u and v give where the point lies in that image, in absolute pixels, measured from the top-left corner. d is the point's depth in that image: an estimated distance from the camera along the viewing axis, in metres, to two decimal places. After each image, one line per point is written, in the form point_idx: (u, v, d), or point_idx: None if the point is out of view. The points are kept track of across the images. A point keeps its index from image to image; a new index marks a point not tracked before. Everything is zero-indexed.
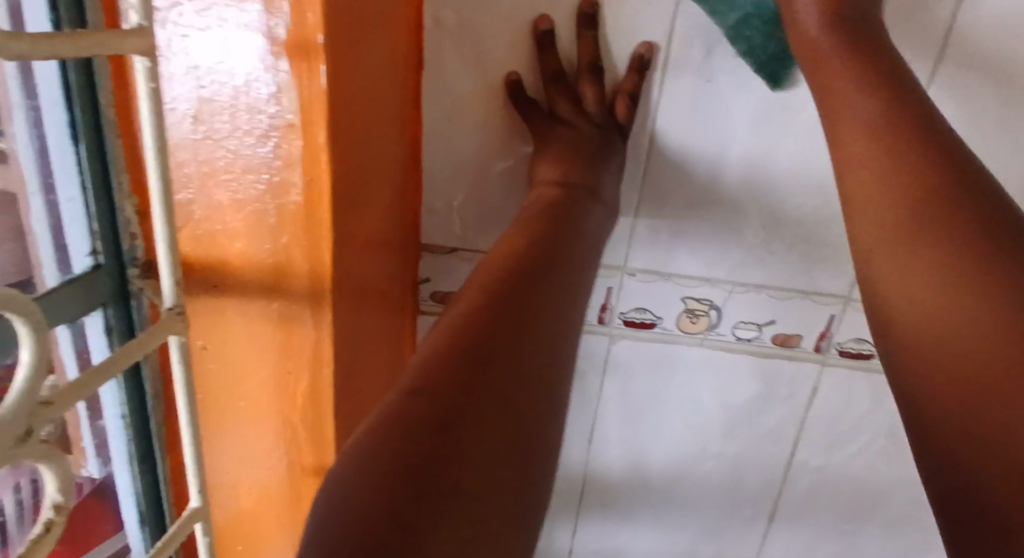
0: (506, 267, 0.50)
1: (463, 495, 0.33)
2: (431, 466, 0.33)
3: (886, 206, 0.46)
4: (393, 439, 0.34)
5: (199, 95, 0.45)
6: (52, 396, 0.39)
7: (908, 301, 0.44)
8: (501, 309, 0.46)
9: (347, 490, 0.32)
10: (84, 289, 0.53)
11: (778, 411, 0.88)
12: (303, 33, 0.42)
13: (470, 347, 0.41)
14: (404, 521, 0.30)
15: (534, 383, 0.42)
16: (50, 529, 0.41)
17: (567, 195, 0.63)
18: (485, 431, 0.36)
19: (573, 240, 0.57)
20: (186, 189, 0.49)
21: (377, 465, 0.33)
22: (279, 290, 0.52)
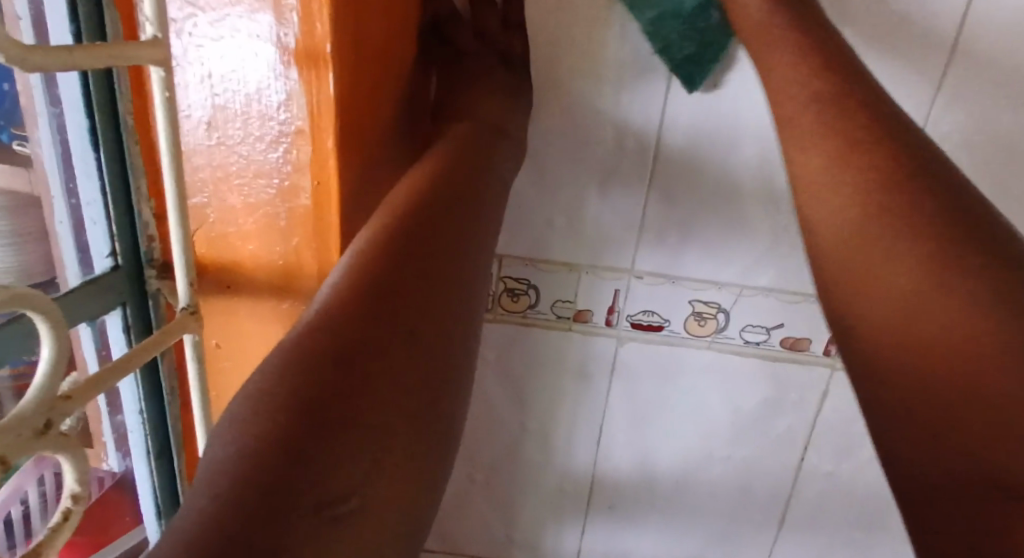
0: (416, 205, 0.49)
1: (351, 460, 0.36)
2: (319, 436, 0.35)
3: (855, 205, 0.50)
4: (279, 408, 0.36)
5: (213, 103, 0.47)
6: (71, 391, 0.40)
7: (879, 287, 0.48)
8: (398, 260, 0.45)
9: (237, 453, 0.34)
10: (104, 287, 0.55)
11: (787, 415, 0.88)
12: (312, 43, 0.44)
13: (365, 307, 0.42)
14: (280, 497, 0.33)
15: (433, 345, 0.43)
16: (69, 518, 0.42)
17: (475, 136, 0.61)
18: (374, 395, 0.38)
19: (484, 181, 0.56)
20: (201, 193, 0.50)
21: (258, 448, 0.34)
22: (290, 290, 0.53)
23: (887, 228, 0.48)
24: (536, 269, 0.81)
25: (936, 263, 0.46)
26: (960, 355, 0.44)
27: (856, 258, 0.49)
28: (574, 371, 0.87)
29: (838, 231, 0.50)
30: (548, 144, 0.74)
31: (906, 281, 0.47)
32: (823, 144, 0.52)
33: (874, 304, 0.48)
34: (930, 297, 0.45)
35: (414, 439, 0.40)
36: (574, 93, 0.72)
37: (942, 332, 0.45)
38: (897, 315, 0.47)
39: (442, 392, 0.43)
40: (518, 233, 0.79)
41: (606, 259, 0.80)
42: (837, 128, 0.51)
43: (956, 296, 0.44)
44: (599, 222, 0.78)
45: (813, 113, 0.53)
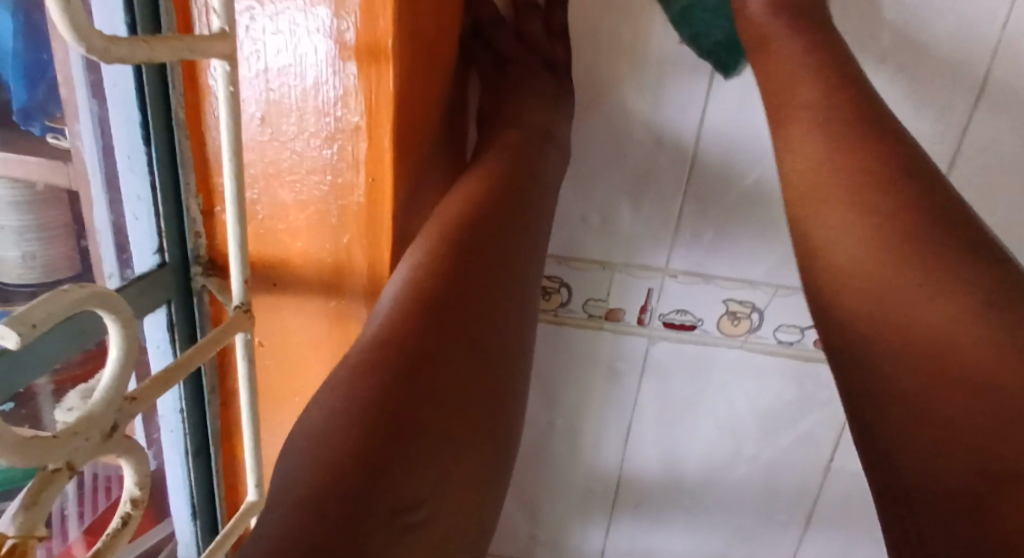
0: (475, 205, 0.48)
1: (426, 468, 0.35)
2: (396, 443, 0.34)
3: (858, 218, 0.47)
4: (354, 416, 0.35)
5: (268, 97, 0.46)
6: (136, 392, 0.42)
7: (868, 297, 0.46)
8: (462, 265, 0.44)
9: (313, 462, 0.33)
10: (150, 285, 0.54)
11: (817, 414, 0.87)
12: (374, 37, 0.43)
13: (432, 316, 0.40)
14: (359, 506, 0.32)
15: (497, 350, 0.42)
16: (127, 523, 0.43)
17: (523, 141, 0.60)
18: (445, 401, 0.37)
19: (536, 188, 0.55)
20: (251, 189, 0.50)
21: (335, 461, 0.33)
22: (338, 288, 0.52)
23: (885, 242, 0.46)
24: (568, 267, 0.80)
25: (944, 283, 0.43)
26: (923, 352, 0.42)
27: (852, 265, 0.47)
28: (605, 370, 0.87)
29: (831, 236, 0.48)
30: (587, 139, 0.73)
31: (895, 297, 0.44)
32: (817, 154, 0.50)
33: (863, 314, 0.46)
34: (927, 301, 0.43)
35: (485, 454, 0.39)
36: (614, 88, 0.70)
37: (935, 344, 0.42)
38: (889, 317, 0.44)
39: (506, 407, 0.41)
40: (552, 231, 0.78)
41: (640, 257, 0.79)
42: (840, 134, 0.50)
43: (951, 313, 0.42)
44: (635, 221, 0.77)
45: (815, 129, 0.51)
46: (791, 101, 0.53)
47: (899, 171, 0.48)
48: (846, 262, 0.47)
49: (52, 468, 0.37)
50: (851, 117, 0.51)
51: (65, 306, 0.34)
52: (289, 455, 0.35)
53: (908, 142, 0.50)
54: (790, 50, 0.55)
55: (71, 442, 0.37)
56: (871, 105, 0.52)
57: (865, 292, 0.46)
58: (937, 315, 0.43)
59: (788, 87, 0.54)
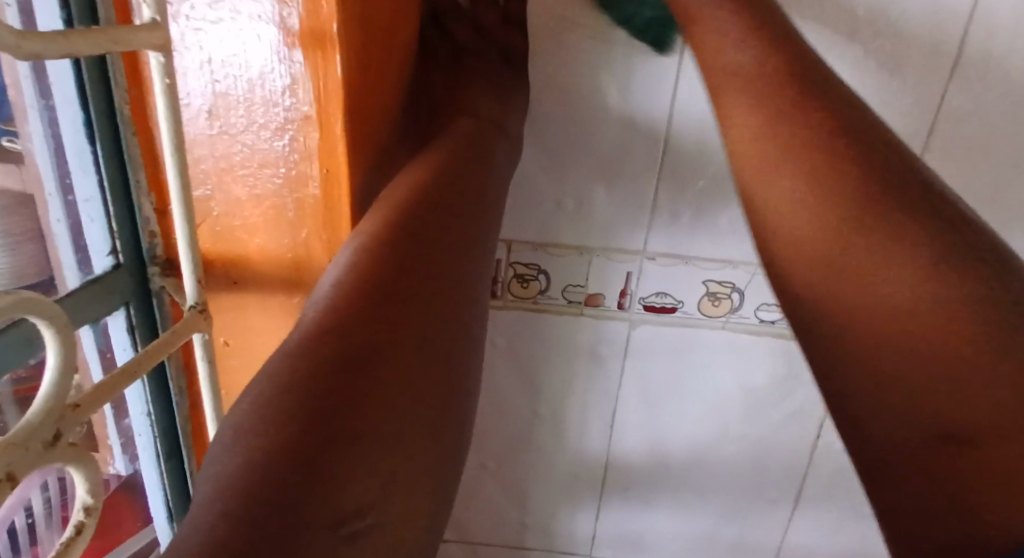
0: (421, 198, 0.47)
1: (367, 471, 0.33)
2: (334, 446, 0.33)
3: (797, 191, 0.47)
4: (289, 418, 0.33)
5: (214, 90, 0.45)
6: (79, 399, 0.40)
7: (829, 280, 0.46)
8: (401, 258, 0.42)
9: (245, 469, 0.31)
10: (106, 288, 0.53)
11: (802, 392, 0.87)
12: (318, 22, 0.41)
13: (370, 311, 0.39)
14: (296, 512, 0.30)
15: (441, 346, 0.41)
16: (82, 531, 0.42)
17: (475, 128, 0.58)
18: (387, 401, 0.36)
19: (484, 175, 0.54)
20: (203, 186, 0.48)
21: (262, 461, 0.32)
22: (299, 284, 0.51)
23: (830, 212, 0.46)
24: (545, 253, 0.79)
25: (906, 274, 0.42)
26: (894, 344, 0.43)
27: (803, 242, 0.47)
28: (586, 355, 0.86)
29: (778, 209, 0.48)
30: (557, 123, 0.72)
31: (844, 273, 0.45)
32: (758, 136, 0.50)
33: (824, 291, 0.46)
34: (906, 292, 0.42)
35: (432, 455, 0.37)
36: (581, 69, 0.69)
37: (881, 328, 0.43)
38: (865, 320, 0.44)
39: (452, 406, 0.40)
40: (526, 217, 0.77)
41: (617, 241, 0.78)
42: (778, 110, 0.49)
43: (910, 278, 0.42)
44: (610, 204, 0.76)
45: (754, 104, 0.50)
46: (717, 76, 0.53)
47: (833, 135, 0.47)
48: (816, 252, 0.46)
49: None
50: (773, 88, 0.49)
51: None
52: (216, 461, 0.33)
53: (856, 105, 0.49)
54: (723, 36, 0.53)
55: (9, 453, 0.36)
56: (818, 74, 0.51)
57: (816, 271, 0.46)
58: (893, 280, 0.43)
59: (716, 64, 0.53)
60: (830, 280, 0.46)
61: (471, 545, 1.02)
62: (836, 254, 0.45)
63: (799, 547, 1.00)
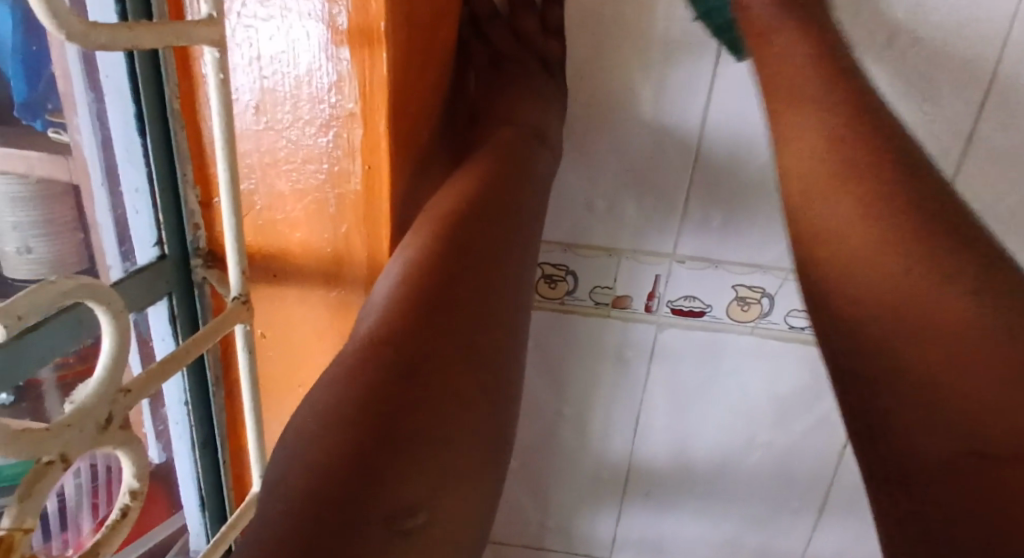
0: (467, 208, 0.48)
1: (423, 474, 0.34)
2: (394, 448, 0.34)
3: (840, 194, 0.49)
4: (350, 422, 0.34)
5: (261, 86, 0.46)
6: (131, 384, 0.42)
7: (849, 281, 0.48)
8: (449, 267, 0.43)
9: (309, 469, 0.33)
10: (148, 278, 0.54)
11: (831, 401, 0.86)
12: (365, 20, 0.42)
13: (420, 319, 0.40)
14: (360, 510, 0.32)
15: (489, 354, 0.41)
16: (127, 514, 0.44)
17: (514, 134, 0.59)
18: (439, 407, 0.37)
19: (526, 186, 0.54)
20: (248, 179, 0.49)
21: (325, 463, 0.33)
22: (338, 279, 0.52)
23: (870, 214, 0.47)
24: (574, 254, 0.79)
25: (932, 275, 0.45)
26: (931, 351, 0.44)
27: (836, 239, 0.49)
28: (612, 357, 0.86)
29: (819, 217, 0.50)
30: (592, 127, 0.72)
31: (873, 275, 0.47)
32: (818, 147, 0.50)
33: (861, 304, 0.47)
34: (937, 305, 0.44)
35: (480, 458, 0.38)
36: (616, 72, 0.69)
37: (918, 333, 0.45)
38: (896, 318, 0.46)
39: (500, 414, 0.41)
40: (556, 217, 0.78)
41: (647, 244, 0.78)
42: (837, 112, 0.50)
43: (942, 286, 0.44)
44: (640, 207, 0.76)
45: (820, 111, 0.51)
46: (781, 82, 0.53)
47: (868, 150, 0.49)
48: (846, 251, 0.48)
49: (44, 462, 0.37)
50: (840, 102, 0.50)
51: (53, 297, 0.34)
52: (281, 463, 0.34)
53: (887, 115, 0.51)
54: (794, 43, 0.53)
55: (62, 435, 0.37)
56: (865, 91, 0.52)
57: (848, 269, 0.48)
58: (930, 297, 0.45)
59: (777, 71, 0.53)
60: (869, 286, 0.47)
61: (492, 543, 1.03)
62: (863, 258, 0.47)
63: None
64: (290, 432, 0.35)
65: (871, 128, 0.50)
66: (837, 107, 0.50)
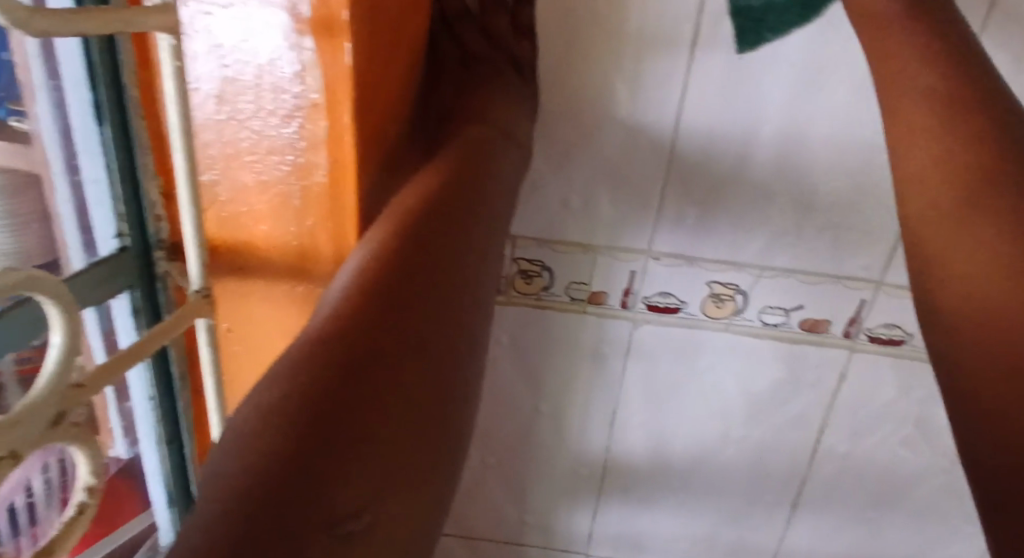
0: (429, 205, 0.47)
1: (366, 471, 0.33)
2: (336, 450, 0.33)
3: (942, 185, 0.48)
4: (290, 418, 0.33)
5: (223, 75, 0.45)
6: (84, 379, 0.41)
7: (943, 267, 0.47)
8: (407, 264, 0.43)
9: (244, 466, 0.31)
10: (108, 271, 0.53)
11: (804, 397, 0.86)
12: (328, 10, 0.41)
13: (376, 316, 0.39)
14: (298, 509, 0.30)
15: (447, 352, 0.41)
16: (83, 511, 0.43)
17: (485, 134, 0.58)
18: (389, 405, 0.36)
19: (495, 187, 0.54)
20: (211, 170, 0.48)
21: (271, 456, 0.32)
22: (304, 273, 0.51)
23: (965, 208, 0.47)
24: (550, 250, 0.79)
25: (1015, 259, 0.44)
26: (1009, 325, 0.43)
27: (932, 234, 0.48)
28: (588, 354, 0.86)
29: (921, 199, 0.49)
30: (565, 122, 0.72)
31: (955, 248, 0.47)
32: (926, 129, 0.50)
33: (954, 287, 0.46)
34: (1012, 285, 0.44)
35: (428, 457, 0.37)
36: (592, 65, 0.69)
37: (990, 321, 0.44)
38: (982, 303, 0.45)
39: (457, 417, 0.40)
40: (530, 212, 0.77)
41: (623, 240, 0.78)
42: (950, 96, 0.49)
43: (1014, 273, 0.44)
44: (615, 203, 0.76)
45: (932, 109, 0.50)
46: (897, 75, 0.52)
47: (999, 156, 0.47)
48: (943, 243, 0.48)
49: None
50: (968, 90, 0.49)
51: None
52: (218, 456, 0.33)
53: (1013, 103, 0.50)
54: (909, 41, 0.52)
55: (12, 430, 0.36)
56: (980, 77, 0.50)
57: (946, 265, 0.47)
58: (1007, 287, 0.44)
59: (894, 68, 0.53)
60: (952, 278, 0.47)
61: (470, 540, 1.03)
62: (963, 249, 0.46)
63: (797, 552, 0.99)
64: (223, 435, 0.34)
65: (989, 107, 0.49)
66: (947, 86, 0.50)
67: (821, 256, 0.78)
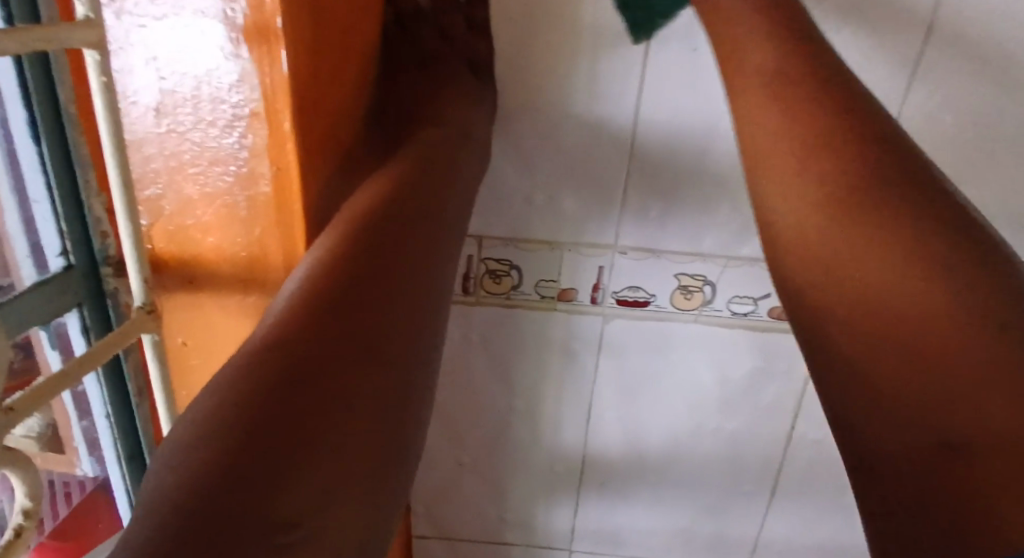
0: (381, 209, 0.47)
1: (317, 476, 0.33)
2: (285, 457, 0.32)
3: (794, 178, 0.48)
4: (236, 427, 0.32)
5: (160, 87, 0.44)
6: (15, 402, 0.40)
7: (811, 262, 0.47)
8: (359, 268, 0.42)
9: (187, 479, 0.30)
10: (56, 289, 0.53)
11: (777, 383, 0.87)
12: (261, 17, 0.41)
13: (327, 323, 0.39)
14: (247, 516, 0.30)
15: (398, 356, 0.40)
16: (21, 534, 0.42)
17: (439, 137, 0.57)
18: (340, 412, 0.35)
19: (449, 190, 0.53)
20: (155, 184, 0.47)
21: (218, 465, 0.31)
22: (256, 283, 0.51)
23: (824, 198, 0.47)
24: (516, 249, 0.79)
25: (903, 248, 0.43)
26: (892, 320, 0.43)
27: (790, 225, 0.49)
28: (560, 351, 0.85)
29: (770, 191, 0.50)
30: (524, 120, 0.71)
31: (821, 226, 0.47)
32: (772, 122, 0.50)
33: (833, 285, 0.46)
34: (902, 278, 0.43)
35: (380, 461, 0.37)
36: (548, 63, 0.68)
37: (875, 319, 0.43)
38: (869, 295, 0.44)
39: (411, 421, 0.40)
40: (494, 212, 0.77)
41: (588, 236, 0.78)
42: (786, 88, 0.50)
43: (907, 266, 0.43)
44: (578, 200, 0.76)
45: (770, 99, 0.51)
46: (741, 73, 0.53)
47: (863, 137, 0.47)
48: (800, 235, 0.48)
49: None
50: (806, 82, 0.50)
51: None
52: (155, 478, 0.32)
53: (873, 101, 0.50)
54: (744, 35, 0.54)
55: None
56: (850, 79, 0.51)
57: (812, 260, 0.47)
58: (898, 281, 0.43)
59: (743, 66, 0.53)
60: (830, 277, 0.46)
61: (452, 541, 1.02)
62: (827, 243, 0.46)
63: (778, 539, 1.00)
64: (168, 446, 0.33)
65: (840, 99, 0.49)
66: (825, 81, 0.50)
67: None
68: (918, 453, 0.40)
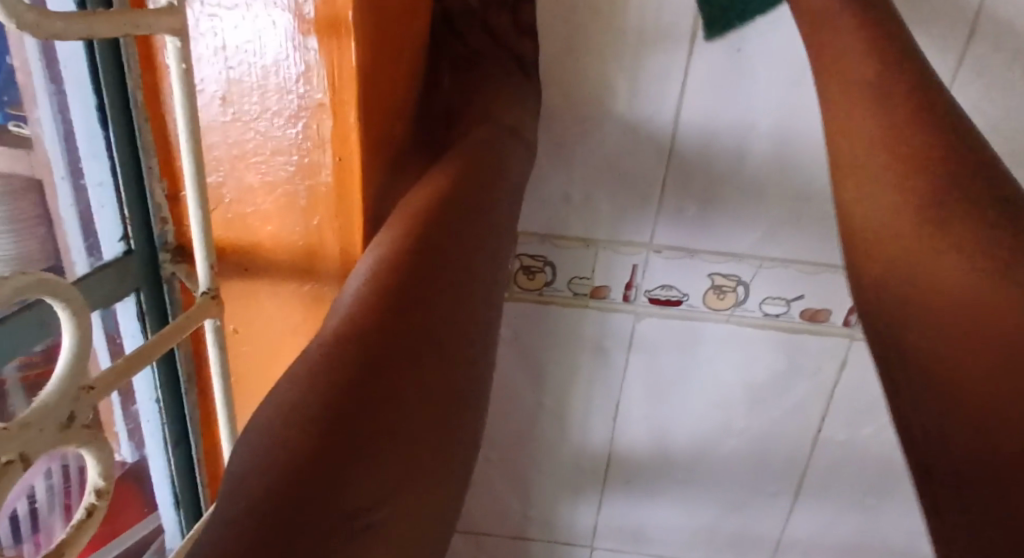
0: (439, 206, 0.47)
1: (385, 469, 0.33)
2: (356, 452, 0.33)
3: (874, 159, 0.51)
4: (309, 420, 0.33)
5: (227, 77, 0.44)
6: (93, 381, 0.41)
7: (877, 248, 0.50)
8: (419, 264, 0.43)
9: (263, 471, 0.31)
10: (115, 274, 0.53)
11: (805, 386, 0.87)
12: (333, 9, 0.41)
13: (392, 318, 0.39)
14: (319, 509, 0.30)
15: (459, 352, 0.41)
16: (92, 514, 0.43)
17: (490, 133, 0.58)
18: (407, 406, 0.36)
19: (502, 187, 0.54)
20: (216, 172, 0.48)
21: (291, 458, 0.31)
22: (311, 272, 0.51)
23: (900, 185, 0.49)
24: (552, 245, 0.79)
25: (948, 236, 0.45)
26: (938, 301, 0.45)
27: (868, 205, 0.51)
28: (591, 348, 0.86)
29: (852, 181, 0.52)
30: (566, 117, 0.72)
31: (891, 205, 0.49)
32: (866, 111, 0.52)
33: (888, 266, 0.48)
34: (947, 263, 0.45)
35: (444, 455, 0.37)
36: (592, 61, 0.69)
37: (924, 296, 0.46)
38: (922, 281, 0.46)
39: (471, 416, 0.40)
40: (532, 208, 0.77)
41: (623, 234, 0.78)
42: (893, 82, 0.52)
43: (953, 251, 0.45)
44: (616, 198, 0.76)
45: (866, 98, 0.52)
46: (845, 60, 0.55)
47: (936, 138, 0.49)
48: (876, 219, 0.50)
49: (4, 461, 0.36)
50: (908, 79, 0.52)
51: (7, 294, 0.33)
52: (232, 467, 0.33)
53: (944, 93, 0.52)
54: (848, 29, 0.55)
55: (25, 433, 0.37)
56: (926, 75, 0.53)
57: (882, 247, 0.49)
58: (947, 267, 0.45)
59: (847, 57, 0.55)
60: (895, 258, 0.48)
61: (475, 535, 1.03)
62: (892, 224, 0.48)
63: (800, 540, 1.00)
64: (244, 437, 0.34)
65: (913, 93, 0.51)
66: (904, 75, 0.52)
67: (820, 246, 0.78)
68: (970, 443, 0.42)
